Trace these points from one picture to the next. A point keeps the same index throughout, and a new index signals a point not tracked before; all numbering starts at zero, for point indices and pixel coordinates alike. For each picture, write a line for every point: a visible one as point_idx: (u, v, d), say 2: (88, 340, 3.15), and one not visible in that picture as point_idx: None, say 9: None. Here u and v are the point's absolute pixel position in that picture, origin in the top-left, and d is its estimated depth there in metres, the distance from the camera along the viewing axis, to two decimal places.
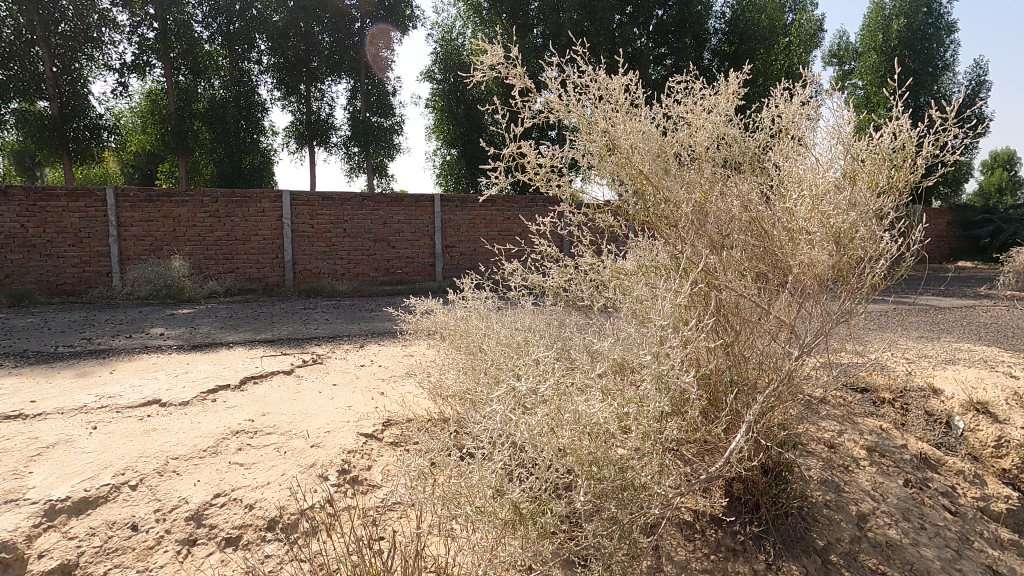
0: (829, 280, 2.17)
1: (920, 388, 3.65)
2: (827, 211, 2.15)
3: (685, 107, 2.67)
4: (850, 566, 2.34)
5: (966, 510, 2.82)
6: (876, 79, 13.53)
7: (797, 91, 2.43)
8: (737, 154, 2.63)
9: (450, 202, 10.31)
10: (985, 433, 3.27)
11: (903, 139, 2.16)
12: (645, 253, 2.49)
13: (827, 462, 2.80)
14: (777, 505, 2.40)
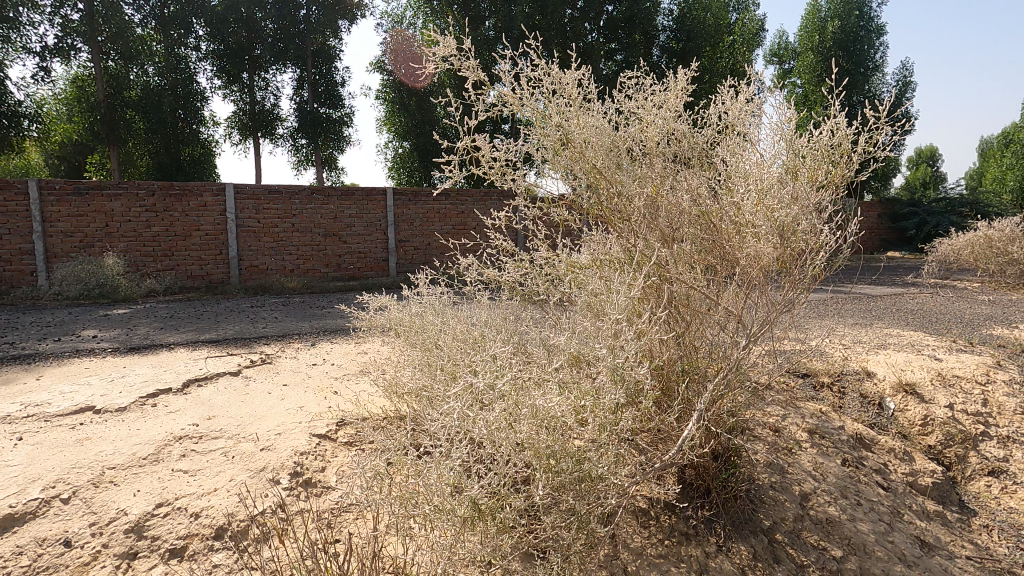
0: (773, 272, 2.26)
1: (855, 372, 3.86)
2: (771, 205, 2.22)
3: (636, 103, 2.71)
4: (794, 544, 2.46)
5: (897, 486, 3.01)
6: (813, 78, 14.15)
7: (742, 89, 2.51)
8: (687, 149, 2.69)
9: (403, 196, 10.14)
10: (913, 413, 3.50)
11: (840, 136, 2.27)
12: (599, 247, 2.52)
13: (773, 446, 2.93)
14: (726, 489, 2.49)
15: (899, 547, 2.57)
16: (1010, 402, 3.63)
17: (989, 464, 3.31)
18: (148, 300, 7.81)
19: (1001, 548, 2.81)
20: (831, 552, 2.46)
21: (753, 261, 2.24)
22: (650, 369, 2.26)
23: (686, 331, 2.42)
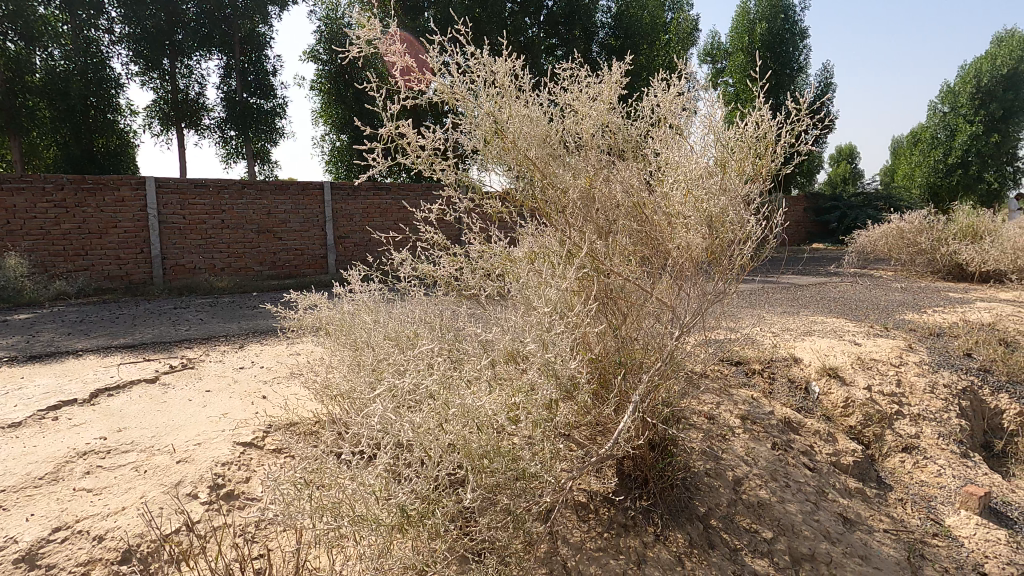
0: (704, 263, 2.29)
1: (783, 358, 4.03)
2: (701, 196, 2.25)
3: (571, 95, 2.69)
4: (728, 528, 2.51)
5: (822, 466, 3.14)
6: (743, 78, 14.73)
7: (673, 81, 2.53)
8: (620, 141, 2.69)
9: (341, 191, 9.81)
10: (835, 396, 3.68)
11: (765, 128, 2.32)
12: (535, 240, 2.48)
13: (707, 433, 3.00)
14: (662, 478, 2.52)
15: (824, 525, 2.67)
16: (920, 382, 3.88)
17: (903, 441, 3.51)
18: (57, 303, 7.18)
19: (914, 519, 2.97)
20: (762, 534, 2.53)
21: (684, 252, 2.26)
22: (586, 361, 2.24)
23: (621, 323, 2.42)
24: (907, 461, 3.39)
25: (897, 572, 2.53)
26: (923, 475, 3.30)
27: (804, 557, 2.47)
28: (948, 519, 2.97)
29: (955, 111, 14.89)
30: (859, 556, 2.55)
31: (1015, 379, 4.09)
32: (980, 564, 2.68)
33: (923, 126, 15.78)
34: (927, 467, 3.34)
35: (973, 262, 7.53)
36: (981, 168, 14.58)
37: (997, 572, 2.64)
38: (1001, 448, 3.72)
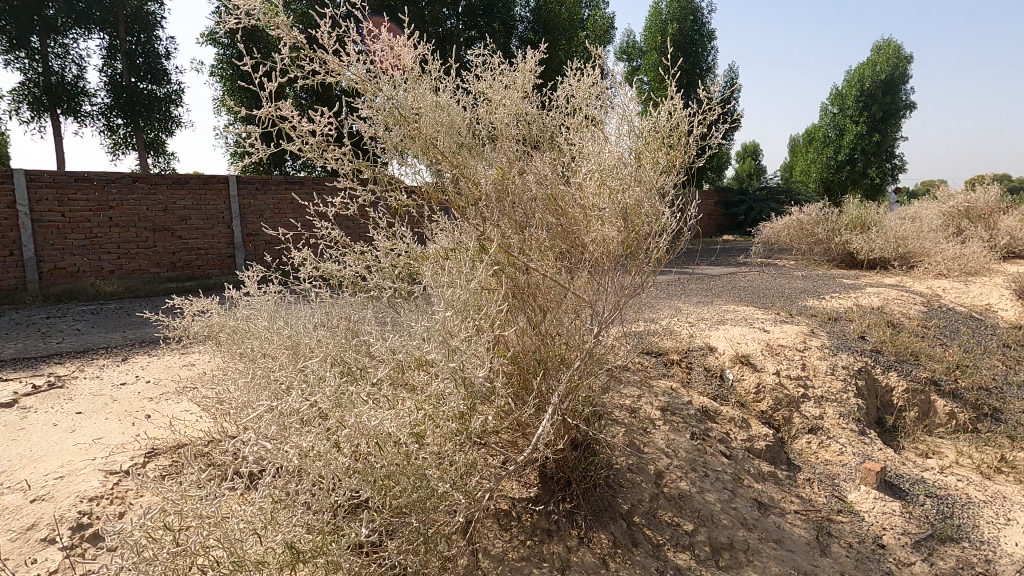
0: (621, 257, 2.24)
1: (700, 348, 4.13)
2: (616, 187, 2.19)
3: (483, 81, 2.55)
4: (651, 524, 2.49)
5: (738, 452, 3.22)
6: (656, 76, 15.23)
7: (587, 69, 2.45)
8: (536, 130, 2.59)
9: (248, 185, 9.04)
10: (748, 382, 3.82)
11: (677, 118, 2.29)
12: (447, 235, 2.32)
13: (629, 427, 2.98)
14: (585, 478, 2.46)
15: (741, 512, 2.72)
16: (822, 365, 4.10)
17: (810, 422, 3.68)
18: None
19: (821, 497, 3.11)
20: (683, 527, 2.53)
21: (600, 245, 2.20)
22: (504, 361, 2.13)
23: (539, 320, 2.32)
24: (813, 441, 3.56)
25: (808, 552, 2.62)
26: (828, 454, 3.47)
27: (722, 546, 2.49)
28: (850, 495, 3.13)
29: (844, 113, 16.15)
30: (773, 540, 2.61)
31: (902, 358, 4.43)
32: (880, 536, 2.84)
33: (817, 125, 17.02)
34: (831, 446, 3.52)
35: (862, 251, 8.17)
36: (866, 164, 15.93)
37: (894, 542, 2.80)
38: (892, 423, 4.00)
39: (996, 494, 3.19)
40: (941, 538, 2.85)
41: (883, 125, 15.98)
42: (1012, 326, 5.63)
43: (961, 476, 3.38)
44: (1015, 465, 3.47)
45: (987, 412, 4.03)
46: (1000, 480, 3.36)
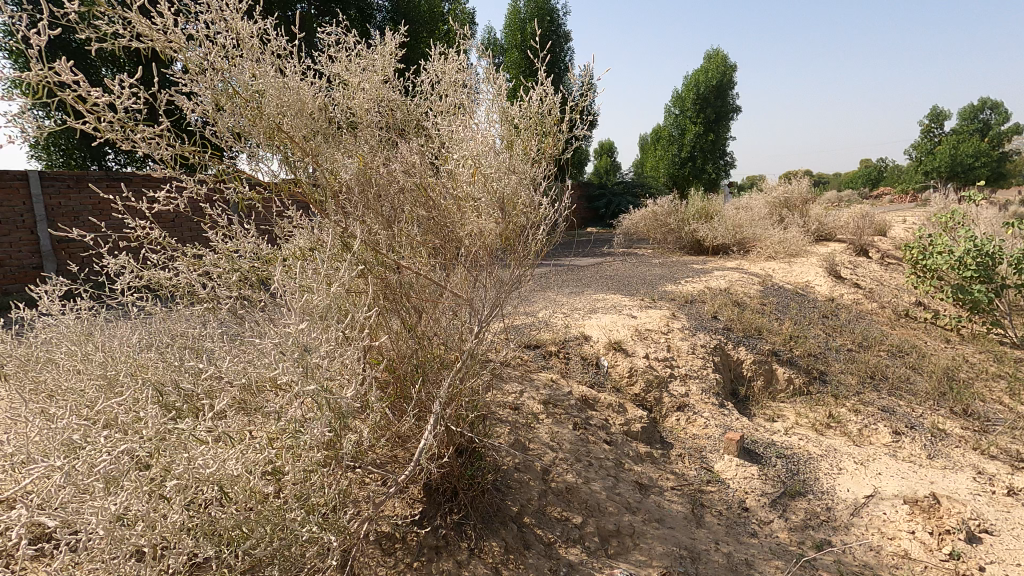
0: (498, 250, 2.14)
1: (575, 337, 4.21)
2: (490, 175, 2.08)
3: (339, 62, 2.30)
4: (540, 523, 2.43)
5: (617, 437, 3.30)
6: (519, 73, 15.47)
7: (452, 53, 2.31)
8: (401, 117, 2.40)
9: (58, 181, 7.03)
10: (621, 367, 3.97)
11: (550, 103, 2.25)
12: (302, 232, 2.04)
13: (513, 425, 2.91)
14: (473, 486, 2.33)
15: (625, 497, 2.77)
16: (684, 345, 4.40)
17: (677, 400, 3.91)
18: None
19: (692, 471, 3.30)
20: (573, 520, 2.51)
21: (477, 239, 2.10)
22: (380, 370, 1.93)
23: (414, 322, 2.15)
24: (682, 418, 3.78)
25: (686, 526, 2.74)
26: (695, 429, 3.70)
27: (610, 534, 2.51)
28: (717, 465, 3.35)
29: (684, 114, 17.71)
30: (655, 520, 2.70)
31: (748, 333, 4.91)
32: (743, 500, 3.07)
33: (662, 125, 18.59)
34: (697, 421, 3.76)
35: (708, 238, 9.00)
36: (705, 161, 17.65)
37: (755, 505, 3.05)
38: (744, 393, 4.41)
39: (829, 448, 3.63)
40: (792, 494, 3.16)
41: (716, 125, 17.76)
42: (828, 299, 6.54)
43: (802, 435, 3.80)
44: (840, 420, 3.99)
45: (817, 375, 4.59)
46: (831, 435, 3.83)
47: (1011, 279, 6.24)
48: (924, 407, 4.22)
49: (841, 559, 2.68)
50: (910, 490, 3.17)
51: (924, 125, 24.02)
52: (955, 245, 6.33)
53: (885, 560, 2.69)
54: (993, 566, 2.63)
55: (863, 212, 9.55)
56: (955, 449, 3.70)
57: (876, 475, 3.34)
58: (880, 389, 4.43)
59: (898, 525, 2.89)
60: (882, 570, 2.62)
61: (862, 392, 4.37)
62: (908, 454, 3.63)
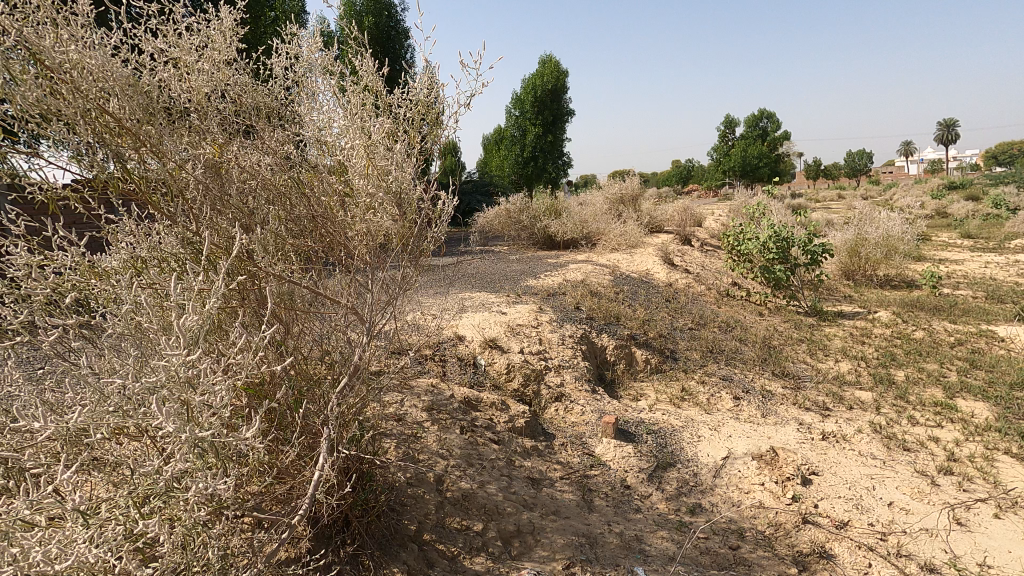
0: (387, 251, 1.99)
1: (450, 339, 4.16)
2: (379, 167, 1.89)
3: (171, 38, 1.93)
4: (441, 537, 2.31)
5: (504, 436, 3.28)
6: None
7: (317, 34, 2.07)
8: (253, 103, 2.09)
9: None
10: (499, 364, 4.04)
11: (436, 91, 2.14)
12: (140, 241, 1.68)
13: (400, 437, 2.74)
14: (367, 512, 2.14)
15: (520, 495, 2.76)
16: (554, 337, 4.56)
17: (554, 391, 4.03)
18: None
19: (575, 458, 3.41)
20: (474, 528, 2.42)
21: (365, 239, 1.93)
22: (261, 395, 1.67)
23: (291, 337, 1.91)
24: (560, 408, 3.90)
25: (579, 513, 2.81)
26: (573, 417, 3.84)
27: (512, 535, 2.47)
28: (597, 449, 3.50)
29: (524, 115, 18.42)
30: (552, 513, 2.72)
31: (607, 321, 5.24)
32: (624, 479, 3.25)
33: (505, 126, 19.16)
34: (574, 409, 3.91)
35: (558, 233, 9.45)
36: (546, 161, 18.51)
37: (635, 482, 3.24)
38: (610, 377, 4.70)
39: (687, 419, 4.00)
40: (664, 466, 3.41)
41: (554, 127, 18.65)
42: (667, 284, 7.25)
43: (664, 410, 4.15)
44: (692, 391, 4.43)
45: (669, 354, 5.06)
46: (687, 406, 4.24)
47: (800, 259, 7.49)
48: (753, 372, 4.86)
49: (711, 518, 2.96)
50: (755, 447, 3.63)
51: (721, 131, 27.93)
52: (760, 232, 7.42)
53: (746, 513, 3.03)
54: (824, 502, 3.10)
55: (685, 206, 10.79)
56: (780, 406, 4.32)
57: (727, 438, 3.75)
58: (719, 361, 5.01)
59: (750, 480, 3.29)
60: (744, 523, 2.94)
61: (705, 365, 4.91)
62: (748, 415, 4.15)
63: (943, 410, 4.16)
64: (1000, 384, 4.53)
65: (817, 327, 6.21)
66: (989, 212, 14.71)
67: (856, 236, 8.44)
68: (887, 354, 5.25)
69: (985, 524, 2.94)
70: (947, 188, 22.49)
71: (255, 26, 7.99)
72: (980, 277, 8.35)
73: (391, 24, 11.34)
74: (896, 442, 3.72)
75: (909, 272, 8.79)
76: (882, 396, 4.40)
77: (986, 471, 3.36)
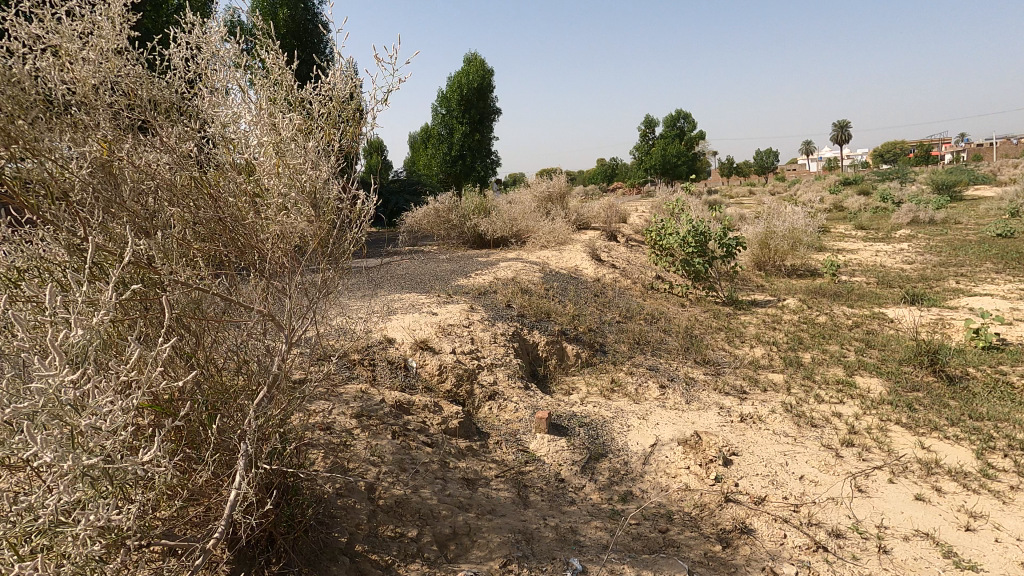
0: (305, 252, 1.91)
1: (379, 342, 4.10)
2: (294, 165, 1.82)
3: (46, 25, 1.75)
4: (374, 547, 2.24)
5: (438, 438, 3.23)
6: None
7: (218, 25, 1.95)
8: (150, 97, 1.93)
9: None
10: (430, 366, 4.01)
11: (353, 86, 2.08)
12: (16, 250, 1.52)
13: (328, 447, 2.64)
14: (293, 527, 2.04)
15: (456, 496, 2.73)
16: (486, 336, 4.57)
17: (488, 390, 4.03)
18: None
19: (510, 455, 3.42)
20: (408, 535, 2.37)
21: (280, 241, 1.83)
22: (168, 412, 1.57)
23: (201, 348, 1.79)
24: (494, 406, 3.90)
25: (515, 510, 2.83)
26: (507, 415, 3.84)
27: (448, 538, 2.44)
28: (532, 445, 3.53)
29: (450, 113, 18.27)
30: (488, 512, 2.71)
31: (538, 317, 5.31)
32: (559, 473, 3.29)
33: (431, 124, 18.93)
34: (508, 406, 3.92)
35: (488, 232, 9.45)
36: (474, 160, 18.44)
37: (569, 475, 3.29)
38: (543, 372, 4.77)
39: (617, 409, 4.13)
40: (596, 457, 3.50)
41: (481, 125, 18.59)
42: (594, 279, 7.44)
43: (595, 402, 4.26)
44: (621, 382, 4.58)
45: (598, 347, 5.19)
46: (617, 397, 4.37)
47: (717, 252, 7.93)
48: (676, 360, 5.09)
49: (642, 504, 3.07)
50: (680, 432, 3.79)
51: (641, 130, 29.00)
52: (679, 227, 7.77)
53: (673, 496, 3.16)
54: (743, 481, 3.29)
55: (610, 203, 11.12)
56: (702, 391, 4.55)
57: (654, 426, 3.90)
58: (645, 351, 5.21)
59: (677, 464, 3.44)
60: (672, 506, 3.07)
61: (633, 356, 5.08)
62: (673, 402, 4.34)
63: (844, 387, 4.53)
64: (891, 361, 4.99)
65: (733, 315, 6.59)
66: (877, 205, 16.20)
67: (765, 229, 9.02)
68: (795, 338, 5.65)
69: (881, 489, 3.23)
70: (842, 184, 24.55)
71: (153, 14, 7.48)
72: (872, 264, 9.17)
73: (309, 17, 10.85)
74: (805, 419, 4.01)
75: (812, 261, 9.52)
76: (792, 377, 4.75)
77: (881, 442, 3.69)
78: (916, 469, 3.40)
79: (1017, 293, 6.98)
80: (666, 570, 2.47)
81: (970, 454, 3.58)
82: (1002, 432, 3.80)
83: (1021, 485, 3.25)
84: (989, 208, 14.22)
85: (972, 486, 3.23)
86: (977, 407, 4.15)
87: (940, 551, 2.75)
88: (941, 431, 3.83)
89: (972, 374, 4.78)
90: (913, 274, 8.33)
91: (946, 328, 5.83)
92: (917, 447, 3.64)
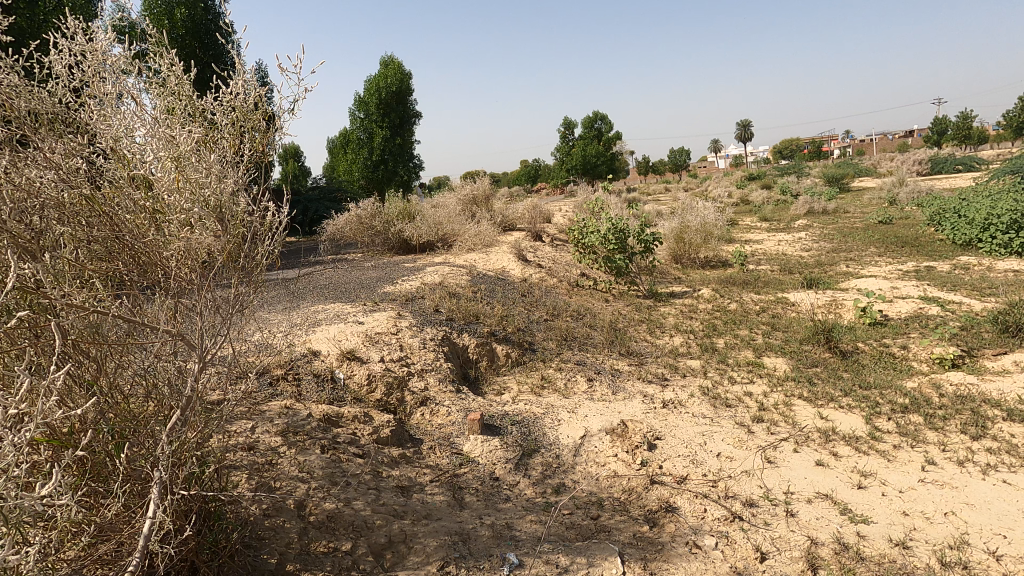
0: (215, 267, 1.85)
1: (303, 355, 4.01)
2: (196, 179, 1.75)
3: None
4: (307, 564, 2.20)
5: (369, 447, 3.19)
6: None
7: (100, 31, 1.83)
8: (29, 108, 1.78)
9: None
10: (358, 376, 3.96)
11: (255, 96, 2.01)
12: None
13: (252, 467, 2.56)
14: (217, 553, 1.98)
15: (390, 505, 2.71)
16: (415, 342, 4.56)
17: (419, 396, 4.02)
18: None
19: (444, 459, 3.43)
20: (342, 548, 2.33)
21: (185, 257, 1.76)
22: (68, 444, 1.48)
23: (104, 374, 1.70)
24: (426, 412, 3.90)
25: (451, 513, 2.84)
26: (439, 419, 3.85)
27: (383, 547, 2.42)
28: (465, 447, 3.56)
29: (368, 118, 17.80)
30: (423, 517, 2.71)
31: (467, 320, 5.35)
32: (493, 472, 3.35)
33: (348, 130, 18.36)
34: (440, 411, 3.92)
35: (414, 237, 9.35)
36: (395, 164, 18.11)
37: (503, 473, 3.35)
38: (474, 375, 4.81)
39: (548, 405, 4.24)
40: (528, 454, 3.58)
41: (401, 130, 18.31)
42: (521, 280, 7.57)
43: (527, 400, 4.36)
44: (551, 378, 4.70)
45: (527, 346, 5.29)
46: (547, 394, 4.47)
47: (637, 248, 8.27)
48: (602, 354, 5.30)
49: (573, 494, 3.18)
50: (608, 422, 3.97)
51: (560, 131, 29.63)
52: (599, 225, 8.02)
53: (603, 484, 3.30)
54: (666, 462, 3.49)
55: (534, 205, 11.34)
56: (627, 381, 4.77)
57: (583, 418, 4.05)
58: (572, 347, 5.39)
59: (605, 453, 3.59)
60: (602, 493, 3.21)
61: (561, 352, 5.22)
62: (600, 394, 4.50)
63: (753, 368, 4.91)
64: (793, 342, 5.45)
65: (654, 308, 6.91)
66: (778, 198, 17.52)
67: (680, 224, 9.53)
68: (710, 326, 6.03)
69: (788, 458, 3.53)
70: (746, 179, 26.34)
71: (27, 14, 6.88)
72: (775, 253, 9.92)
73: (208, 18, 10.27)
74: (720, 400, 4.31)
75: (722, 253, 10.16)
76: (707, 362, 5.07)
77: (785, 416, 4.04)
78: (816, 438, 3.74)
79: (896, 273, 7.81)
80: (598, 555, 2.59)
81: (860, 420, 3.99)
82: (886, 398, 4.26)
83: (902, 444, 3.66)
84: (872, 198, 15.77)
85: (863, 449, 3.61)
86: (866, 377, 4.63)
87: (838, 509, 3.05)
88: (836, 401, 4.24)
89: (860, 348, 5.31)
90: (810, 260, 9.10)
91: (838, 308, 6.44)
92: (817, 418, 4.01)
